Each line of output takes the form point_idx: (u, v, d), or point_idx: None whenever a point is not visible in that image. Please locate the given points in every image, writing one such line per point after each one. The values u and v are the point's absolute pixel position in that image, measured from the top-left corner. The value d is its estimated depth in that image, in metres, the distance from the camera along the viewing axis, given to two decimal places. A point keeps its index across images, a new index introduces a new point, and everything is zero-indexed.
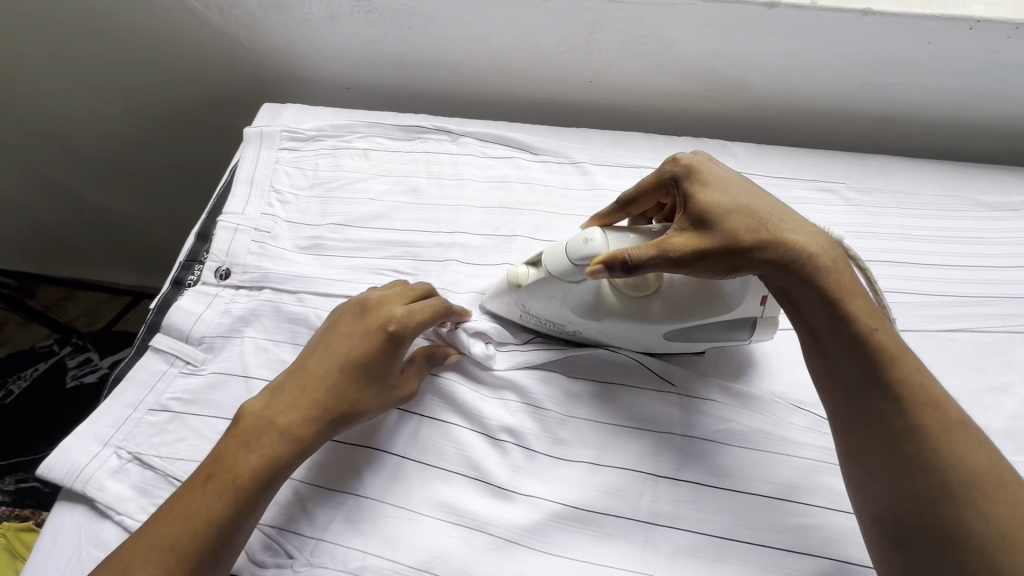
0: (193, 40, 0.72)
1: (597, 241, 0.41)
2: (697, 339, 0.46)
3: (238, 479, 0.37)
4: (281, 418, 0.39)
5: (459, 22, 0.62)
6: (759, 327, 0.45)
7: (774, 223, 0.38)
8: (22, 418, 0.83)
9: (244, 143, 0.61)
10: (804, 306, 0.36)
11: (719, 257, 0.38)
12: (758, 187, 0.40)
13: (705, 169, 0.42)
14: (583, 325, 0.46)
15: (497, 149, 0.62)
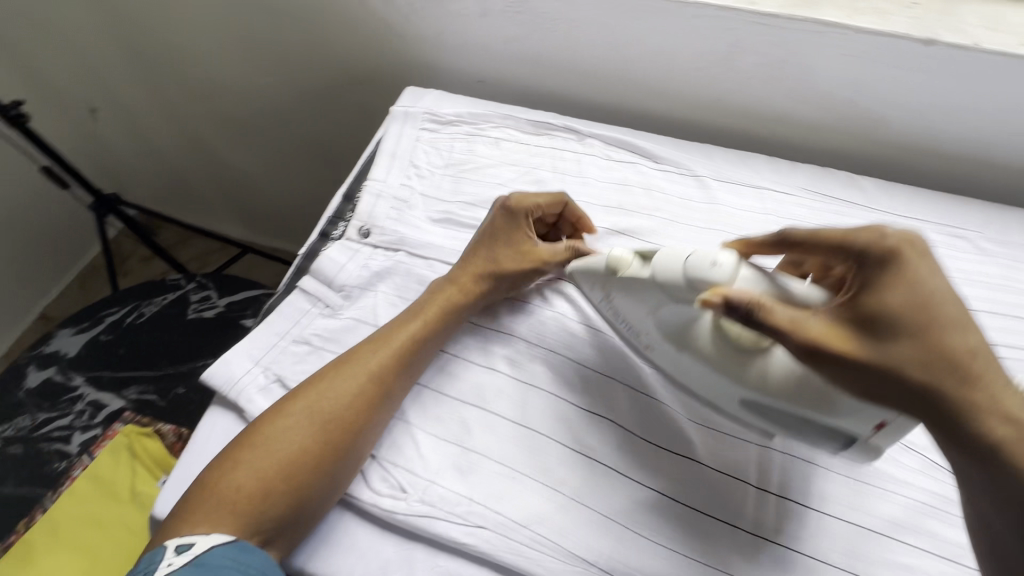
0: (345, 25, 0.78)
1: (720, 264, 0.39)
2: (777, 426, 0.41)
3: (431, 313, 0.50)
4: (410, 322, 0.49)
5: (604, 30, 0.65)
6: (855, 447, 0.40)
7: (971, 357, 0.34)
8: (150, 340, 0.92)
9: (389, 119, 0.67)
10: (949, 441, 0.34)
11: (876, 379, 0.34)
12: (957, 306, 0.35)
13: (921, 267, 0.36)
14: (661, 341, 0.44)
15: (620, 153, 0.65)
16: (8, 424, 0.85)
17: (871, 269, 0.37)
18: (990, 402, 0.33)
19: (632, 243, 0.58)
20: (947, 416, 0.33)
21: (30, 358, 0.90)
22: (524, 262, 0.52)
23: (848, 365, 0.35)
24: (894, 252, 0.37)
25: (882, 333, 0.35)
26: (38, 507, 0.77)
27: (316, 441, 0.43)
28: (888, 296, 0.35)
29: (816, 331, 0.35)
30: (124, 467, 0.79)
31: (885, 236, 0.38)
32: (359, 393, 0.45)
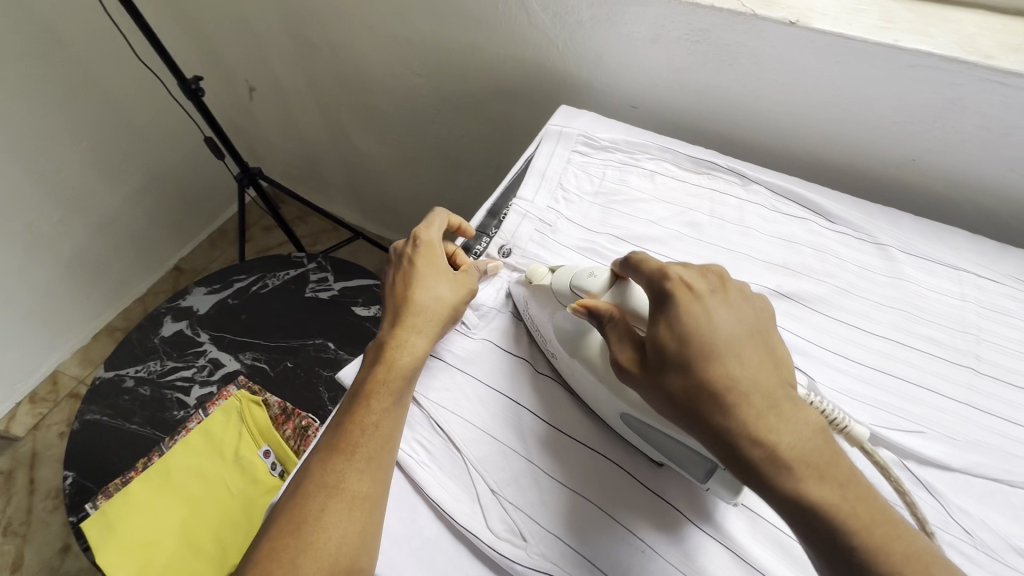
0: (504, 37, 0.77)
1: (594, 281, 0.45)
2: (656, 450, 0.42)
3: (429, 329, 0.48)
4: (401, 338, 0.47)
5: (792, 69, 0.59)
6: (714, 478, 0.40)
7: (757, 398, 0.34)
8: (270, 311, 0.98)
9: (541, 137, 0.65)
10: (757, 488, 0.33)
11: (679, 417, 0.36)
12: (741, 351, 0.35)
13: (689, 302, 0.37)
14: (561, 350, 0.47)
15: (789, 207, 0.58)
16: (142, 365, 0.93)
17: (659, 300, 0.38)
18: (772, 442, 0.33)
19: (796, 309, 0.52)
20: (748, 461, 0.33)
21: (168, 309, 0.99)
22: (456, 288, 0.50)
23: (651, 390, 0.37)
24: (672, 290, 0.38)
25: (673, 367, 0.36)
26: (156, 449, 0.83)
27: (356, 479, 0.40)
28: (665, 326, 0.37)
29: (624, 351, 0.39)
30: (232, 429, 0.82)
31: (669, 272, 0.39)
32: (383, 419, 0.43)
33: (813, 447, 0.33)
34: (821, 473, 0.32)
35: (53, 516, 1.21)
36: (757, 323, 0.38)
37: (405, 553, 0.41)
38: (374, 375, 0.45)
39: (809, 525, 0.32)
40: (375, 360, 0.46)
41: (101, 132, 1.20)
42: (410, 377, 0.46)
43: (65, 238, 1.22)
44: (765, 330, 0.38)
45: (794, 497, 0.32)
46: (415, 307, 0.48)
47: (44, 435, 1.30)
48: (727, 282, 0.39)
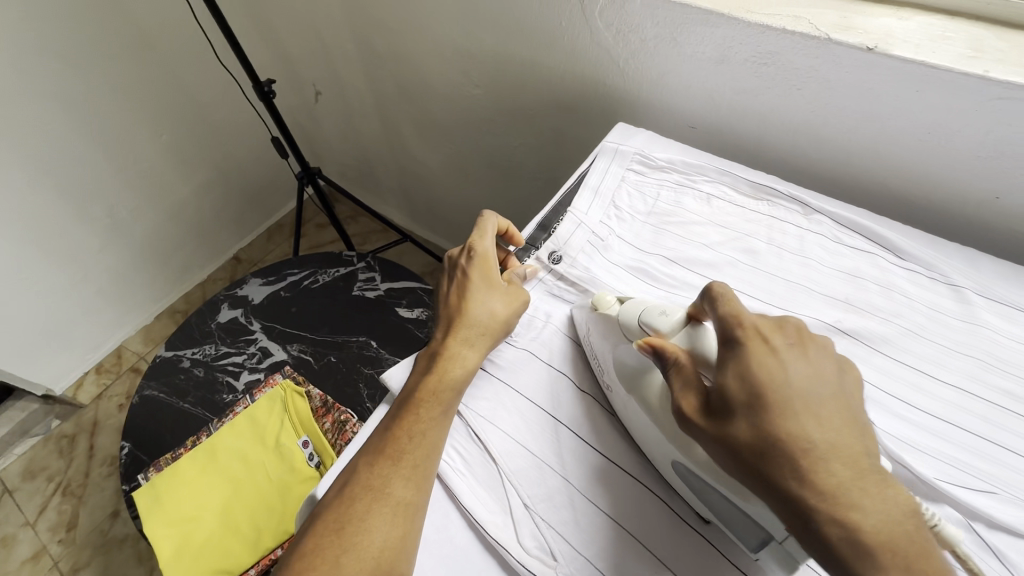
0: (566, 53, 0.78)
1: (666, 319, 0.42)
2: (706, 508, 0.39)
3: (480, 343, 0.49)
4: (451, 350, 0.48)
5: (866, 96, 0.57)
6: (765, 550, 0.37)
7: (838, 467, 0.32)
8: (318, 305, 1.01)
9: (597, 153, 0.65)
10: (828, 563, 0.32)
11: (744, 473, 0.34)
12: (822, 414, 0.34)
13: (763, 360, 0.35)
14: (616, 385, 0.45)
15: (854, 239, 0.56)
16: (198, 347, 0.98)
17: (727, 353, 0.37)
18: (854, 523, 0.31)
19: (856, 347, 0.49)
20: (825, 538, 0.31)
21: (226, 296, 1.04)
22: (507, 304, 0.51)
23: (718, 448, 0.35)
24: (743, 343, 0.36)
25: (748, 430, 0.34)
26: (204, 429, 0.87)
27: (401, 485, 0.41)
28: (737, 383, 0.35)
29: (688, 400, 0.37)
30: (276, 416, 0.85)
31: (741, 323, 0.37)
32: (429, 428, 0.44)
33: (898, 532, 0.31)
34: (904, 561, 0.30)
35: (107, 481, 1.29)
36: (838, 381, 0.35)
37: (435, 559, 0.41)
38: (423, 384, 0.46)
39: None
40: (426, 370, 0.47)
41: (180, 127, 1.28)
42: (458, 389, 0.46)
43: (140, 223, 1.32)
44: (848, 392, 0.35)
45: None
46: (468, 321, 0.49)
47: (106, 404, 1.39)
48: (805, 334, 0.37)
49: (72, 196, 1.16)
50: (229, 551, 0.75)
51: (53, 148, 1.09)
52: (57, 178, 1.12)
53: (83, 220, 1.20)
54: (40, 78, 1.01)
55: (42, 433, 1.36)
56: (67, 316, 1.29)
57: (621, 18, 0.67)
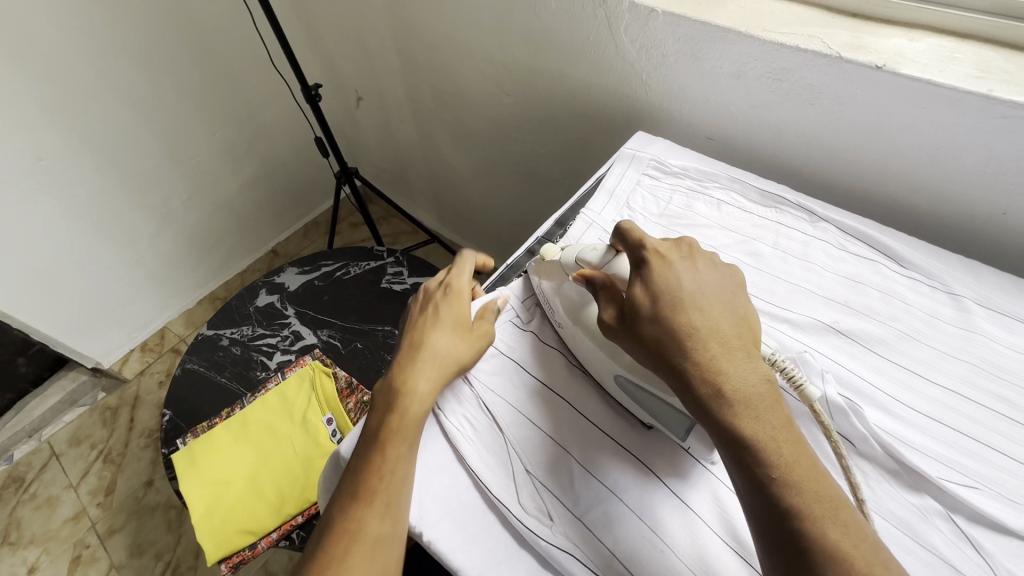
0: (595, 68, 0.82)
1: (593, 253, 0.52)
2: (645, 412, 0.47)
3: (439, 377, 0.51)
4: (408, 385, 0.50)
5: (875, 111, 0.59)
6: (694, 433, 0.44)
7: (712, 343, 0.39)
8: (348, 295, 1.08)
9: (615, 159, 0.69)
10: (705, 423, 0.38)
11: (647, 357, 0.42)
12: (701, 302, 0.42)
13: (660, 267, 0.45)
14: (566, 319, 0.53)
15: (858, 247, 0.58)
16: (237, 328, 1.06)
17: (638, 266, 0.46)
18: (720, 381, 0.38)
19: (851, 347, 0.51)
20: (697, 396, 0.38)
21: (264, 282, 1.12)
22: (462, 336, 0.53)
23: (627, 341, 0.43)
24: (647, 257, 0.46)
25: (646, 320, 0.42)
26: (238, 402, 0.94)
27: (376, 521, 0.44)
28: (638, 286, 0.44)
29: (608, 310, 0.46)
30: (303, 394, 0.91)
31: (646, 241, 0.47)
32: (396, 464, 0.46)
33: (756, 390, 0.38)
34: (755, 409, 0.37)
35: (144, 452, 1.38)
36: (716, 287, 0.44)
37: (444, 513, 0.46)
38: (385, 422, 0.48)
39: (736, 455, 0.36)
40: (386, 407, 0.49)
41: (233, 125, 1.38)
42: (418, 422, 0.48)
43: (191, 213, 1.42)
44: (730, 296, 0.44)
45: (729, 429, 0.37)
46: (423, 356, 0.52)
47: (147, 381, 1.49)
48: (696, 250, 0.47)
49: (133, 184, 1.27)
50: (255, 514, 0.80)
51: (121, 140, 1.20)
52: (121, 167, 1.23)
53: (141, 207, 1.31)
54: (114, 76, 1.12)
55: (89, 403, 1.46)
56: (120, 296, 1.40)
57: (644, 35, 0.72)
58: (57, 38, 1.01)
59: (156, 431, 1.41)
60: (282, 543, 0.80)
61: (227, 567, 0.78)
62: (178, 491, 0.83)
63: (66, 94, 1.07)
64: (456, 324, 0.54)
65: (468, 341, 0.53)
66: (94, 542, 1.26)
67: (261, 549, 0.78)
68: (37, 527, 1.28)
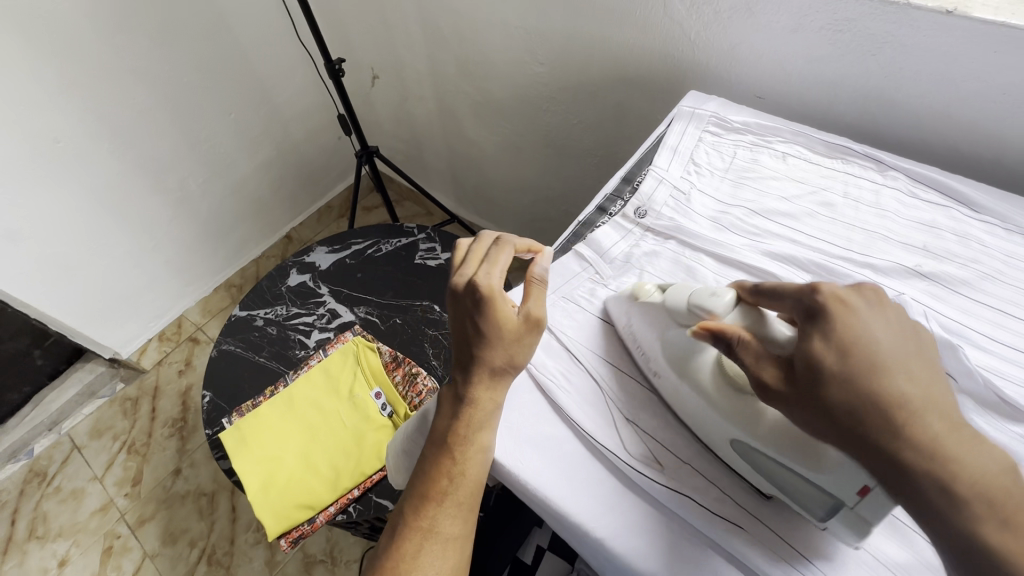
0: (640, 31, 0.81)
1: (717, 302, 0.44)
2: (767, 480, 0.42)
3: (501, 382, 0.47)
4: (472, 392, 0.46)
5: (942, 60, 0.59)
6: (837, 517, 0.38)
7: (930, 419, 0.33)
8: (383, 272, 1.06)
9: (674, 116, 0.69)
10: (905, 500, 0.33)
11: (822, 419, 0.36)
12: (901, 361, 0.35)
13: (844, 316, 0.37)
14: (667, 369, 0.47)
15: (929, 194, 0.58)
16: (270, 308, 1.04)
17: (806, 318, 0.38)
18: (919, 440, 0.32)
19: (933, 289, 0.52)
20: (906, 477, 0.32)
21: (294, 262, 1.09)
22: (512, 340, 0.47)
23: (807, 407, 0.37)
24: (825, 304, 0.37)
25: (831, 382, 0.35)
26: (281, 380, 0.92)
27: (448, 522, 0.44)
28: (821, 343, 0.36)
29: (768, 370, 0.39)
30: (348, 369, 0.90)
31: (818, 285, 0.38)
32: (469, 469, 0.45)
33: (991, 477, 0.31)
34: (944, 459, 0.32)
35: (169, 441, 1.36)
36: (920, 332, 0.37)
37: (548, 461, 0.46)
38: (453, 427, 0.46)
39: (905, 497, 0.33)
40: (451, 412, 0.47)
41: (247, 106, 1.35)
42: (490, 424, 0.46)
43: (206, 197, 1.39)
44: (927, 349, 0.36)
45: (954, 519, 0.31)
46: (482, 363, 0.47)
47: (166, 370, 1.46)
48: (885, 298, 0.38)
49: (147, 168, 1.23)
50: (312, 489, 0.80)
51: (138, 120, 1.16)
52: (137, 149, 1.19)
53: (158, 191, 1.28)
54: (131, 52, 1.08)
55: (109, 394, 1.43)
56: (137, 284, 1.37)
57: None
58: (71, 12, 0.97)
59: (180, 420, 1.39)
60: (339, 516, 0.79)
61: (288, 542, 0.78)
62: (233, 469, 0.83)
63: (82, 71, 1.03)
64: (506, 326, 0.47)
65: (522, 343, 0.47)
66: (125, 533, 1.24)
67: (320, 523, 0.78)
68: (63, 520, 1.26)
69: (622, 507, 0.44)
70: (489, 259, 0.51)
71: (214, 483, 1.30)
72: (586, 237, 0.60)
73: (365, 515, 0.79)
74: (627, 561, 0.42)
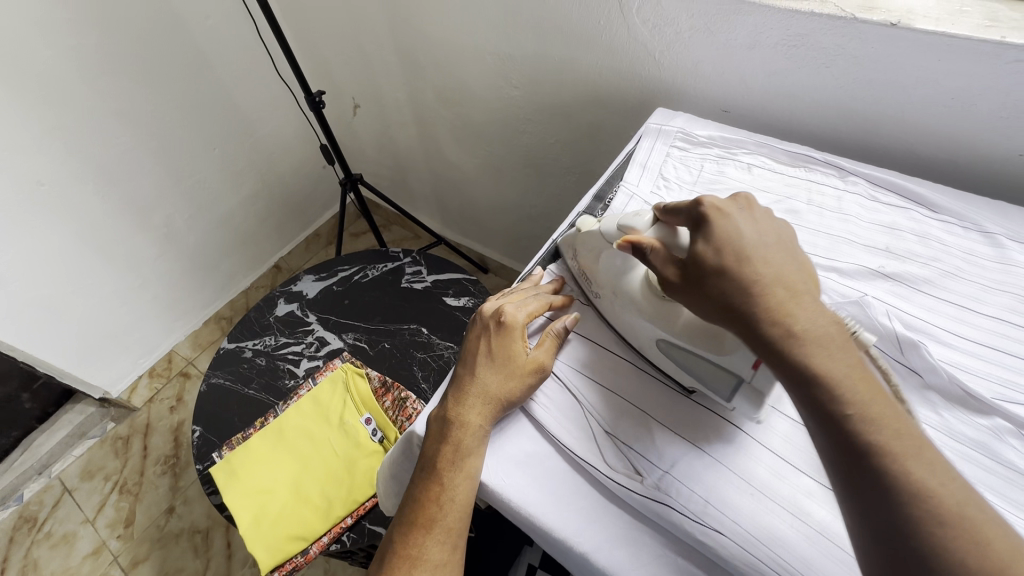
0: (610, 54, 0.84)
1: (638, 222, 0.48)
2: (683, 371, 0.47)
3: (491, 407, 0.47)
4: (464, 416, 0.46)
5: (891, 68, 0.62)
6: (739, 394, 0.44)
7: (779, 289, 0.38)
8: (369, 297, 1.07)
9: (642, 134, 0.71)
10: (773, 365, 0.37)
11: (716, 310, 0.40)
12: (774, 253, 0.41)
13: (721, 219, 0.42)
14: (605, 290, 0.53)
15: (889, 197, 0.60)
16: (259, 339, 1.04)
17: (694, 226, 0.43)
18: (789, 324, 0.37)
19: (897, 289, 0.53)
20: (766, 338, 0.37)
21: (281, 292, 1.10)
22: (515, 374, 0.48)
23: (695, 300, 0.41)
24: (706, 213, 0.43)
25: (714, 273, 0.40)
26: (270, 411, 0.92)
27: (437, 549, 0.44)
28: (703, 243, 0.42)
29: (670, 271, 0.43)
30: (338, 396, 0.90)
31: (701, 198, 0.44)
32: (458, 495, 0.45)
33: (826, 331, 0.37)
34: (827, 348, 0.36)
35: (162, 479, 1.34)
36: (782, 229, 0.43)
37: (534, 479, 0.46)
38: (442, 452, 0.46)
39: (805, 391, 0.36)
40: (439, 436, 0.46)
41: (231, 140, 1.37)
42: (478, 449, 0.46)
43: (192, 232, 1.40)
44: (791, 243, 0.42)
45: (803, 369, 0.36)
46: (480, 389, 0.47)
47: (157, 407, 1.45)
48: (753, 204, 0.44)
49: (133, 206, 1.24)
50: (304, 520, 0.80)
51: (121, 159, 1.17)
52: (121, 188, 1.20)
53: (143, 228, 1.29)
54: (114, 94, 1.10)
55: (99, 434, 1.42)
56: (124, 322, 1.37)
57: (660, 13, 0.74)
58: (53, 58, 0.99)
59: (172, 457, 1.37)
60: (333, 546, 0.79)
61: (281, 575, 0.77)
62: (224, 504, 0.83)
63: (64, 115, 1.05)
64: (515, 361, 0.49)
65: (524, 380, 0.48)
66: None
67: (314, 554, 0.77)
68: (55, 566, 1.24)
69: (606, 520, 0.44)
70: (523, 300, 0.53)
71: (208, 519, 1.28)
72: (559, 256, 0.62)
73: (359, 543, 0.79)
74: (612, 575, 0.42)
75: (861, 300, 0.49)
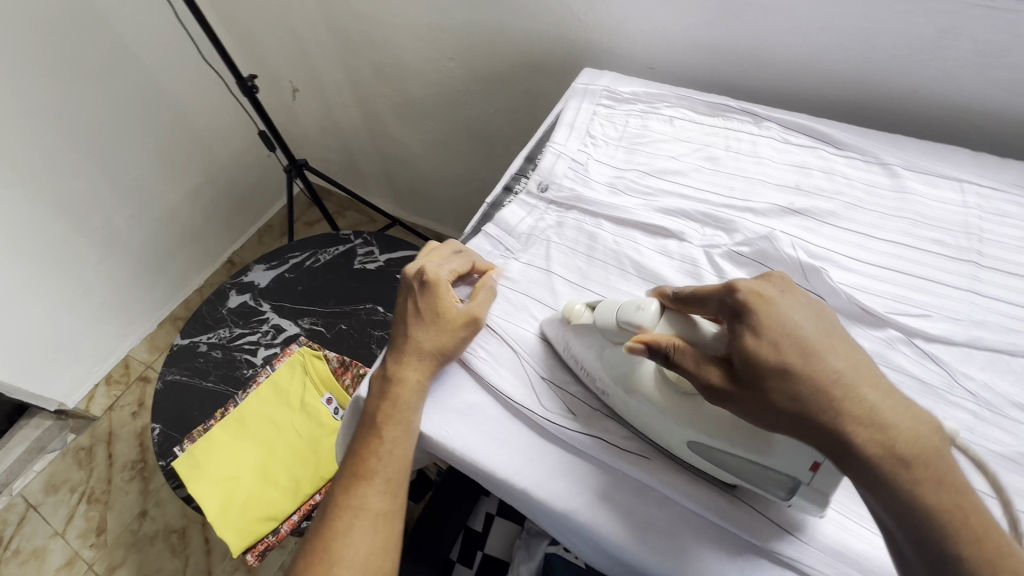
0: (534, 17, 0.85)
1: (643, 317, 0.44)
2: (727, 472, 0.42)
3: (428, 364, 0.49)
4: (401, 372, 0.49)
5: (797, 15, 0.65)
6: (797, 493, 0.39)
7: (866, 391, 0.33)
8: (323, 281, 1.06)
9: (569, 95, 0.72)
10: (875, 493, 0.32)
11: (783, 420, 0.35)
12: (843, 346, 0.36)
13: (768, 309, 0.37)
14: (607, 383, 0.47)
15: (798, 138, 0.64)
16: (213, 332, 1.03)
17: (731, 316, 0.39)
18: (887, 442, 0.32)
19: (806, 223, 0.57)
20: (866, 463, 0.32)
21: (232, 284, 1.08)
22: (447, 328, 0.50)
23: (752, 405, 0.36)
24: (746, 300, 0.38)
25: (774, 374, 0.35)
26: (230, 401, 0.92)
27: (376, 498, 0.46)
28: (751, 337, 0.36)
29: (711, 370, 0.38)
30: (297, 379, 0.90)
31: (736, 285, 0.39)
32: (397, 446, 0.47)
33: (928, 452, 0.31)
34: (939, 479, 0.31)
35: (131, 485, 1.32)
36: (834, 319, 0.39)
37: (472, 426, 0.48)
38: (381, 407, 0.48)
39: (916, 524, 0.31)
40: (379, 392, 0.49)
41: (167, 134, 1.33)
42: (416, 404, 0.48)
43: (135, 232, 1.35)
44: (849, 330, 0.38)
45: (910, 500, 0.31)
46: (416, 346, 0.50)
47: (119, 414, 1.42)
48: (791, 284, 0.40)
49: (68, 210, 1.19)
50: (271, 501, 0.81)
51: (50, 162, 1.12)
52: (52, 192, 1.15)
53: (81, 233, 1.24)
54: (32, 93, 1.05)
55: (60, 447, 1.39)
56: (74, 330, 1.33)
57: None
58: None
59: (140, 461, 1.35)
60: (303, 523, 0.82)
61: (254, 556, 0.79)
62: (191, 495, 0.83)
63: None
64: (446, 316, 0.51)
65: (457, 333, 0.50)
66: None
67: (285, 532, 0.80)
68: None
69: (543, 456, 0.47)
70: (443, 259, 0.55)
71: (183, 518, 1.28)
72: (493, 217, 0.64)
73: None
74: (553, 506, 0.45)
75: (769, 235, 0.54)
